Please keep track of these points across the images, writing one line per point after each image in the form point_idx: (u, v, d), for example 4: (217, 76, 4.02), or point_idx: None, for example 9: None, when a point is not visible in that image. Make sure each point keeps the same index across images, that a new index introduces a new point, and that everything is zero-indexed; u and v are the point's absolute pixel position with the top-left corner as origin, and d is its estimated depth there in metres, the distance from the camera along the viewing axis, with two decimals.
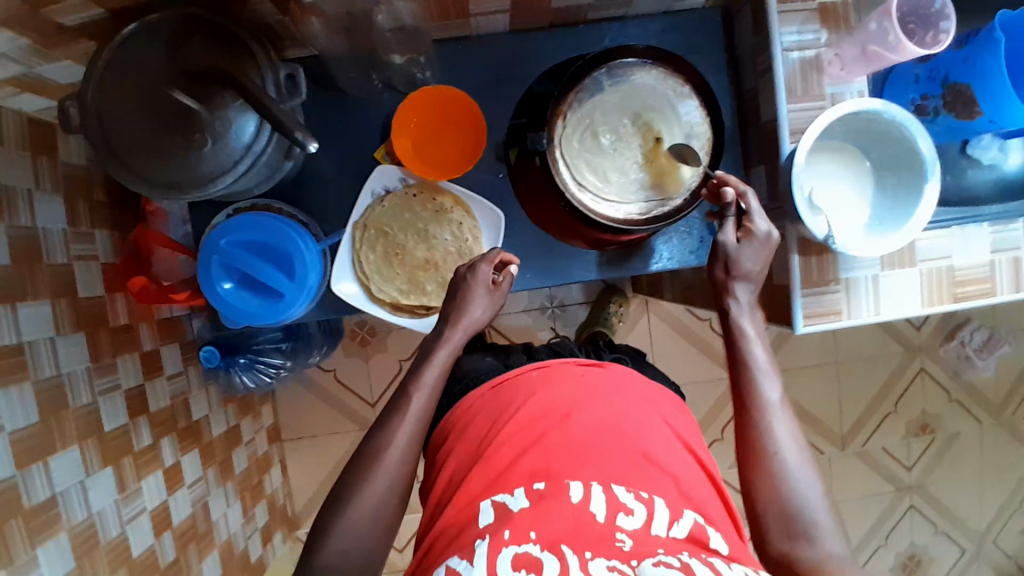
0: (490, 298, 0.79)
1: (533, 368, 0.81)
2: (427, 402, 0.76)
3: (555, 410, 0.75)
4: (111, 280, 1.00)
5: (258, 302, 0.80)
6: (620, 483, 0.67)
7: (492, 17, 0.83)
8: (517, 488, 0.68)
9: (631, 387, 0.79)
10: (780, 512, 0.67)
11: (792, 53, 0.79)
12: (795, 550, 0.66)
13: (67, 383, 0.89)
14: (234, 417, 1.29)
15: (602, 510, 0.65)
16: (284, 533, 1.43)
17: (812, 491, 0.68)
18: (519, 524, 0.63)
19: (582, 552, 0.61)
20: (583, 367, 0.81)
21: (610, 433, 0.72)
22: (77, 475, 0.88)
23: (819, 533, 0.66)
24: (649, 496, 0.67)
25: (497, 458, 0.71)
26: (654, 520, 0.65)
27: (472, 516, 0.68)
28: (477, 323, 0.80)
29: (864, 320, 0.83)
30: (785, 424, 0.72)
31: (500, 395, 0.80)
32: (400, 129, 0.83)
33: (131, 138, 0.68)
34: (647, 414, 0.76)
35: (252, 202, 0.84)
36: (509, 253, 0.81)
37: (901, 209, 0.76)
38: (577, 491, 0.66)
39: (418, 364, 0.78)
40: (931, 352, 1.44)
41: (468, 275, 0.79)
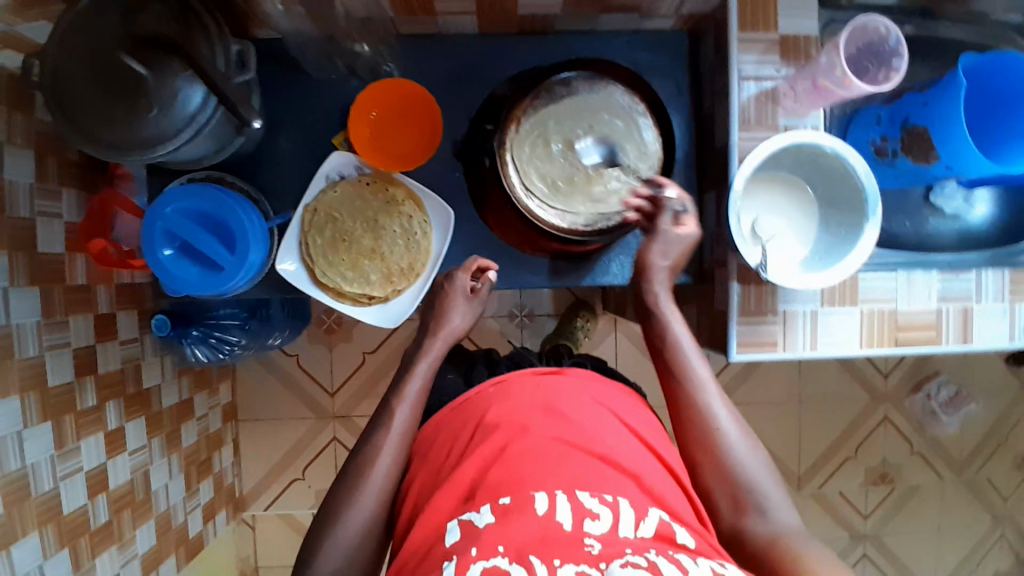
0: (469, 305, 0.84)
1: (490, 384, 0.79)
2: (409, 417, 0.77)
3: (511, 423, 0.72)
4: (73, 240, 1.02)
5: (198, 272, 0.80)
6: (583, 488, 0.64)
7: (459, 17, 0.84)
8: (482, 505, 0.64)
9: (588, 395, 0.77)
10: (729, 485, 0.70)
11: (749, 83, 0.80)
12: (747, 523, 0.69)
13: (16, 334, 0.91)
14: (188, 390, 1.30)
15: (568, 518, 0.62)
16: (228, 513, 1.44)
17: (759, 465, 0.71)
18: (486, 540, 0.60)
19: (551, 560, 0.58)
20: (539, 375, 0.80)
21: (570, 441, 0.69)
22: (15, 425, 0.90)
23: (767, 502, 0.69)
24: (613, 498, 0.64)
25: (463, 476, 0.69)
26: (620, 522, 0.62)
27: (439, 536, 0.65)
28: (456, 331, 0.84)
29: (800, 354, 0.81)
30: (723, 401, 0.74)
31: (460, 415, 0.78)
32: (359, 119, 0.84)
33: (79, 99, 0.69)
34: (609, 423, 0.74)
35: (205, 173, 0.85)
36: (487, 260, 0.87)
37: (838, 247, 0.76)
38: (541, 501, 0.63)
39: (400, 377, 0.81)
40: (896, 403, 1.41)
41: (448, 283, 0.85)
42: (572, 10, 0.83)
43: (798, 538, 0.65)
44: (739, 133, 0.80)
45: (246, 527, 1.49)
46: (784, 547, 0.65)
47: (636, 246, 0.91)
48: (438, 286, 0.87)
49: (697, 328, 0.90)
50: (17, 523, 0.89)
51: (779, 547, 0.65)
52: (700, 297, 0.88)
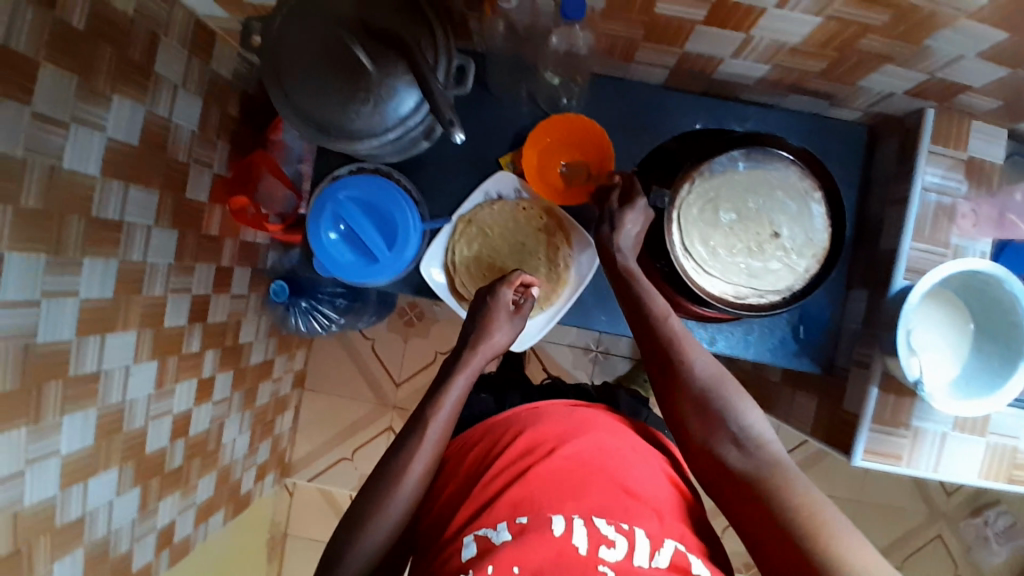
0: (511, 321, 0.81)
1: (523, 407, 0.80)
2: (446, 422, 0.72)
3: (539, 445, 0.73)
4: (216, 192, 1.04)
5: (352, 259, 0.82)
6: (602, 516, 0.65)
7: (653, 68, 0.85)
8: (499, 522, 0.65)
9: (614, 425, 0.78)
10: (705, 419, 0.68)
11: (930, 194, 0.79)
12: (730, 461, 0.66)
13: (148, 271, 0.93)
14: (273, 351, 1.32)
15: (584, 543, 0.63)
16: (275, 476, 1.46)
17: (740, 396, 0.69)
18: (501, 558, 0.61)
19: None
20: (571, 406, 0.81)
21: (598, 471, 0.70)
22: (124, 360, 0.91)
23: (751, 438, 0.66)
24: (630, 527, 0.65)
25: (484, 492, 0.69)
26: (636, 552, 0.63)
27: (455, 549, 0.65)
28: (496, 348, 0.80)
29: (921, 472, 0.81)
30: (700, 354, 0.71)
31: (491, 432, 0.79)
32: (534, 142, 0.88)
33: (301, 76, 0.71)
34: (630, 451, 0.74)
35: (376, 165, 0.87)
36: (529, 275, 0.83)
37: (989, 378, 0.75)
38: (558, 523, 0.64)
39: (436, 388, 0.75)
40: (952, 523, 1.39)
41: (491, 298, 0.81)
42: (767, 85, 0.84)
43: (788, 472, 0.63)
44: (912, 243, 0.79)
45: (286, 493, 1.51)
46: (770, 483, 0.63)
47: (772, 328, 0.88)
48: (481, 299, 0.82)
49: (813, 420, 0.90)
50: (102, 455, 0.90)
51: (767, 485, 0.63)
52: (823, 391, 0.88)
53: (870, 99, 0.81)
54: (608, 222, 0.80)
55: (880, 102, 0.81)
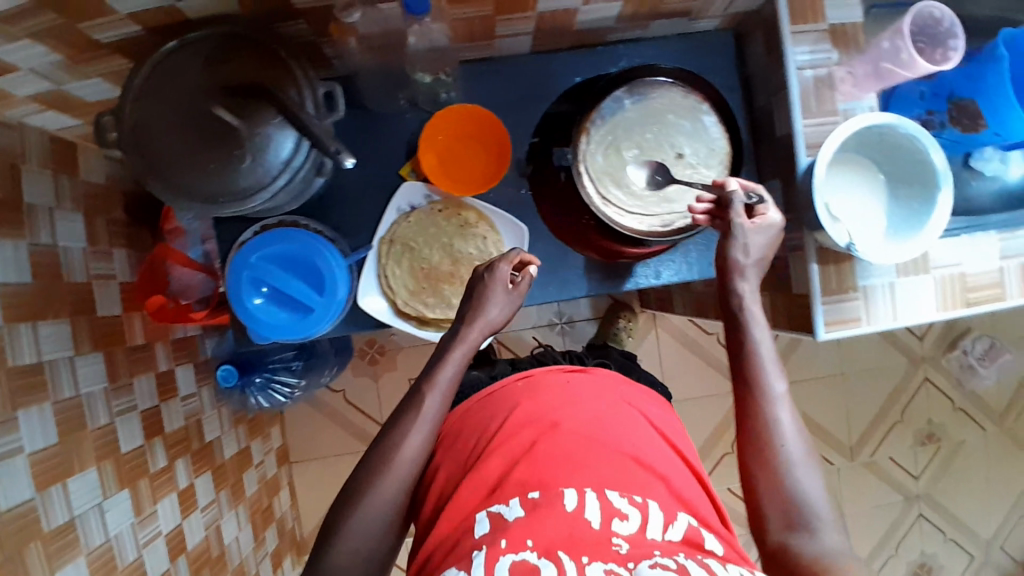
0: (508, 298, 0.78)
1: (518, 379, 0.83)
2: (442, 403, 0.74)
3: (542, 420, 0.76)
4: (130, 298, 0.99)
5: (286, 317, 0.80)
6: (614, 489, 0.68)
7: (516, 38, 0.85)
8: (511, 499, 0.68)
9: (616, 393, 0.82)
10: (784, 506, 0.68)
11: (806, 71, 0.82)
12: (796, 541, 0.66)
13: (86, 403, 0.88)
14: (245, 439, 1.28)
15: (597, 516, 0.65)
16: (292, 558, 1.40)
17: (805, 474, 0.69)
18: (515, 533, 0.63)
19: (580, 557, 0.61)
20: (565, 373, 0.84)
21: (602, 440, 0.74)
22: (94, 498, 0.86)
23: (818, 522, 0.67)
24: (642, 500, 0.68)
25: (487, 472, 0.72)
26: (649, 524, 0.66)
27: (468, 528, 0.68)
28: (493, 325, 0.78)
29: (884, 325, 0.84)
30: (788, 414, 0.72)
31: (488, 407, 0.81)
32: (427, 144, 0.85)
33: (171, 154, 0.69)
34: (624, 413, 0.79)
35: (279, 218, 0.84)
36: (528, 253, 0.80)
37: (914, 218, 0.79)
38: (570, 498, 0.66)
39: (433, 363, 0.77)
40: (934, 362, 1.46)
41: (488, 274, 0.78)
42: (625, 21, 0.85)
43: (847, 566, 0.63)
44: (803, 120, 0.83)
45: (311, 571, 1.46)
46: (830, 574, 0.63)
47: (706, 243, 0.94)
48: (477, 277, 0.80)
49: (772, 314, 0.93)
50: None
51: (823, 570, 0.63)
52: (772, 283, 0.92)
53: (722, 3, 0.83)
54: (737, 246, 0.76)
55: (733, 3, 0.84)
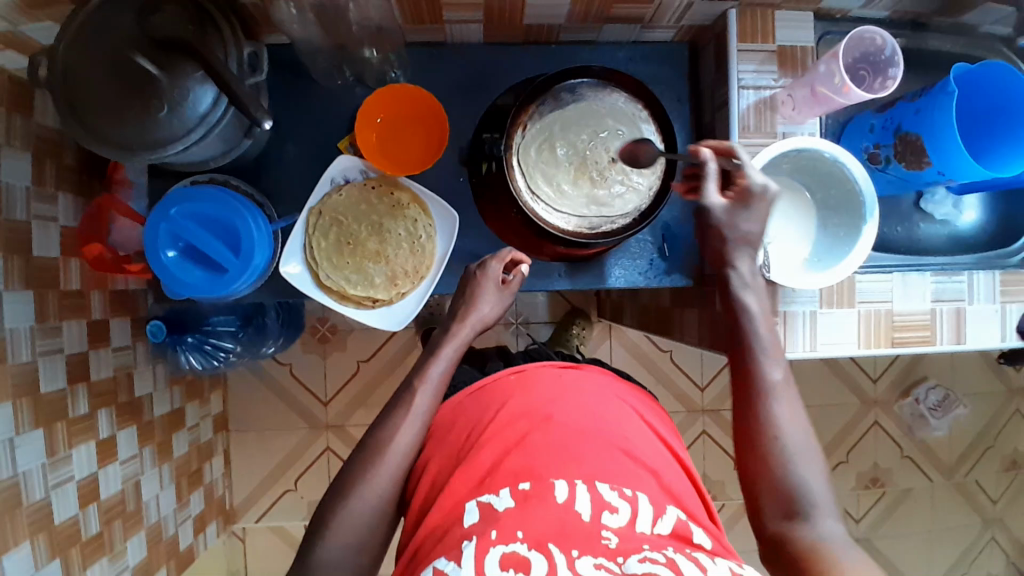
0: (500, 294, 0.83)
1: (510, 372, 0.80)
2: (433, 397, 0.76)
3: (534, 411, 0.74)
4: (68, 244, 1.00)
5: (201, 274, 0.80)
6: (605, 482, 0.67)
7: (466, 26, 0.85)
8: (501, 489, 0.67)
9: (612, 390, 0.80)
10: (777, 493, 0.67)
11: (748, 91, 0.83)
12: (794, 529, 0.65)
13: (9, 340, 0.88)
14: (180, 400, 1.28)
15: (588, 509, 0.65)
16: (218, 525, 1.41)
17: (810, 470, 0.68)
18: (505, 524, 0.63)
19: (569, 551, 0.61)
20: (558, 368, 0.81)
21: (595, 434, 0.72)
22: (6, 432, 0.86)
23: (816, 514, 0.65)
24: (632, 493, 0.67)
25: (480, 461, 0.70)
26: (638, 518, 0.66)
27: (457, 517, 0.67)
28: (486, 320, 0.83)
29: (799, 354, 0.83)
30: (786, 405, 0.70)
31: (479, 400, 0.78)
32: (365, 124, 0.86)
33: (93, 99, 0.70)
34: (619, 408, 0.77)
35: (210, 175, 0.85)
36: (520, 253, 0.86)
37: (837, 248, 0.79)
38: (561, 491, 0.66)
39: (425, 360, 0.80)
40: (886, 407, 1.44)
41: (480, 272, 0.84)
42: (577, 20, 0.85)
43: (845, 549, 0.63)
44: (739, 139, 0.83)
45: (237, 540, 1.47)
46: (827, 557, 0.62)
47: (641, 251, 0.92)
48: (469, 275, 0.84)
49: (699, 331, 0.93)
50: (8, 533, 0.85)
51: (823, 557, 0.62)
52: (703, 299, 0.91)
53: (675, 14, 0.83)
54: (719, 231, 0.74)
55: (686, 15, 0.84)
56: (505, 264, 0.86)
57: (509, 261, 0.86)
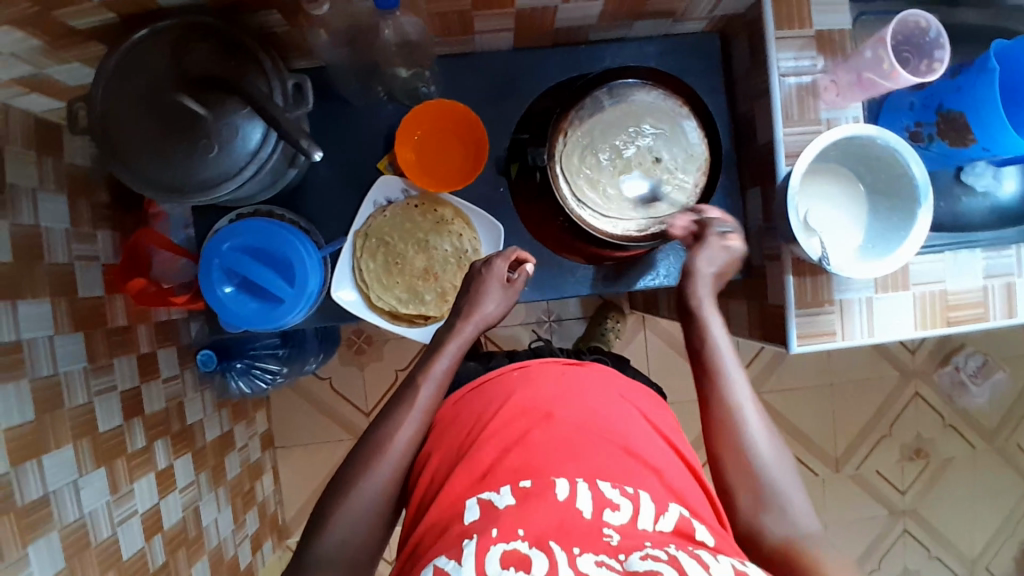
0: (504, 292, 0.83)
1: (514, 368, 0.81)
2: (435, 393, 0.77)
3: (537, 409, 0.74)
4: (111, 282, 1.00)
5: (257, 307, 0.81)
6: (606, 480, 0.66)
7: (497, 34, 0.85)
8: (502, 487, 0.66)
9: (612, 388, 0.80)
10: (750, 486, 0.69)
11: (789, 78, 0.82)
12: (764, 524, 0.68)
13: (64, 382, 0.88)
14: (228, 422, 1.29)
15: (589, 507, 0.62)
16: (273, 541, 1.43)
17: (778, 462, 0.71)
18: (506, 522, 0.60)
19: (571, 549, 0.57)
20: (563, 365, 0.82)
21: (596, 429, 0.72)
22: (70, 475, 0.86)
23: (792, 508, 0.68)
24: (634, 491, 0.65)
25: (482, 457, 0.70)
26: (640, 515, 0.63)
27: (457, 515, 0.65)
28: (490, 318, 0.83)
29: (857, 341, 0.84)
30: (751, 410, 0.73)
31: (482, 396, 0.79)
32: (403, 141, 0.86)
33: (140, 141, 0.70)
34: (626, 409, 0.77)
35: (254, 208, 0.86)
36: (524, 252, 0.86)
37: (892, 234, 0.78)
38: (562, 488, 0.64)
39: (428, 357, 0.81)
40: (925, 377, 1.44)
41: (485, 270, 0.83)
42: (609, 20, 0.85)
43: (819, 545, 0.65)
44: (783, 129, 0.82)
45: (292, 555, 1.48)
46: (803, 555, 0.64)
47: None
48: (474, 273, 0.84)
49: (749, 323, 0.93)
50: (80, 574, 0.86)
51: (801, 553, 0.65)
52: (751, 291, 0.92)
53: (707, 6, 0.83)
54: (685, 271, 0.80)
55: (718, 6, 0.83)
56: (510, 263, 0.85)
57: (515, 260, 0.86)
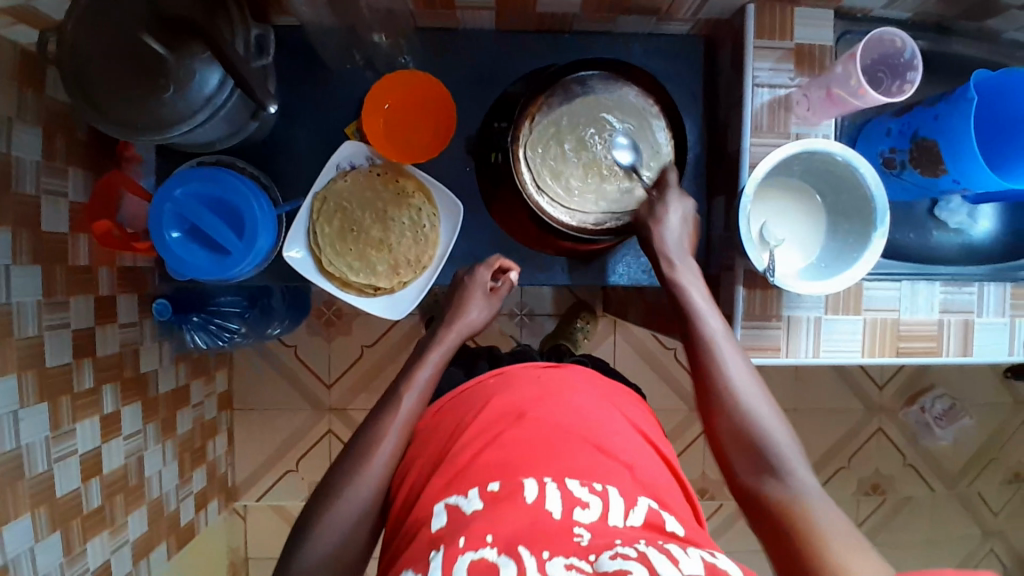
0: (487, 300, 0.86)
1: (489, 377, 0.79)
2: (417, 402, 0.77)
3: (509, 410, 0.72)
4: (77, 220, 0.99)
5: (205, 257, 0.81)
6: (575, 477, 0.64)
7: (478, 14, 0.84)
8: (471, 489, 0.64)
9: (589, 388, 0.78)
10: (740, 443, 0.68)
11: (762, 90, 0.81)
12: (760, 481, 0.66)
13: (15, 313, 0.87)
14: (185, 377, 1.29)
15: (558, 507, 0.61)
16: (219, 502, 1.43)
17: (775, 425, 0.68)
18: (474, 528, 0.59)
19: (541, 552, 0.56)
20: (541, 368, 0.80)
21: (572, 428, 0.69)
22: (11, 405, 0.86)
23: (787, 469, 0.65)
24: (603, 488, 0.64)
25: (453, 460, 0.68)
26: (610, 512, 0.62)
27: (426, 519, 0.64)
28: (474, 325, 0.85)
29: (802, 360, 0.83)
30: (736, 363, 0.72)
31: (462, 401, 0.77)
32: (371, 112, 0.84)
33: (99, 74, 0.70)
34: (601, 407, 0.75)
35: (217, 157, 0.86)
36: (508, 260, 0.89)
37: (845, 257, 0.77)
38: (530, 490, 0.62)
39: (411, 366, 0.81)
40: (891, 414, 1.43)
41: (469, 278, 0.87)
42: (592, 12, 0.84)
43: (813, 497, 0.63)
44: (751, 139, 0.82)
45: (238, 517, 1.48)
46: (794, 511, 0.62)
47: None
48: (459, 281, 0.88)
49: None
50: (9, 505, 0.86)
51: (794, 511, 0.62)
52: None
53: (691, 8, 0.82)
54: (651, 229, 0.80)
55: (703, 9, 0.83)
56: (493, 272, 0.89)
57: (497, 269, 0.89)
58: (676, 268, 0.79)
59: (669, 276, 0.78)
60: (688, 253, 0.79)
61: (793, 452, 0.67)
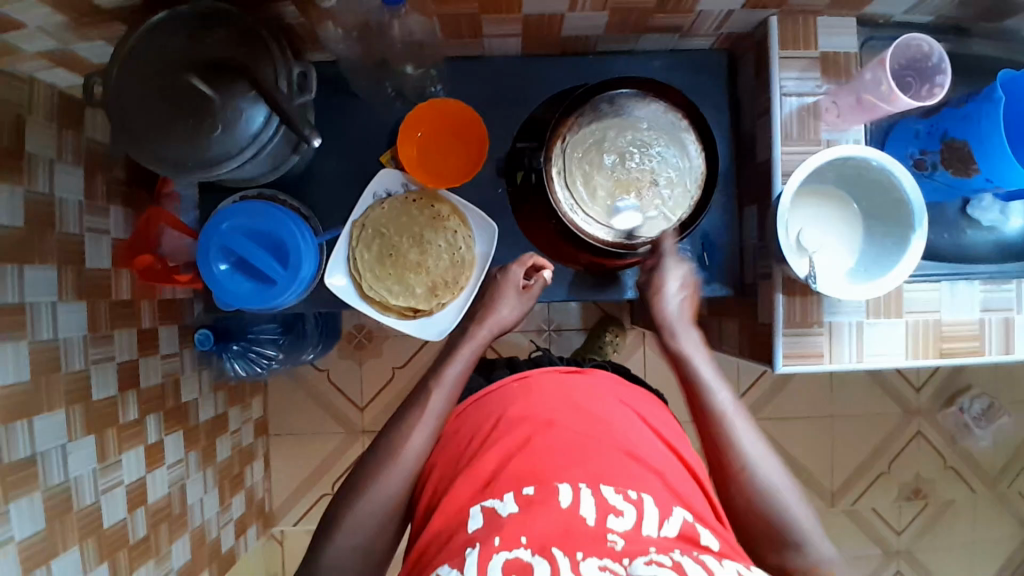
0: (520, 299, 0.85)
1: (514, 380, 0.79)
2: (448, 399, 0.77)
3: (538, 417, 0.73)
4: (119, 256, 1.01)
5: (251, 287, 0.82)
6: (608, 484, 0.64)
7: (504, 39, 0.86)
8: (505, 493, 0.65)
9: (615, 397, 0.78)
10: (748, 506, 0.71)
11: (790, 99, 0.82)
12: (783, 557, 0.69)
13: (62, 348, 0.89)
14: (223, 405, 1.31)
15: (592, 513, 0.61)
16: (258, 528, 1.44)
17: (789, 495, 0.70)
18: (509, 530, 0.60)
19: (574, 554, 0.57)
20: (564, 374, 0.80)
21: (598, 438, 0.70)
22: (59, 439, 0.88)
23: (804, 536, 0.69)
24: (637, 496, 0.64)
25: (484, 464, 0.69)
26: (644, 520, 0.62)
27: (461, 522, 0.65)
28: (505, 323, 0.85)
29: (845, 366, 0.83)
30: (743, 426, 0.74)
31: (487, 408, 0.77)
32: (406, 137, 0.87)
33: (148, 117, 0.72)
34: (627, 417, 0.75)
35: (256, 191, 0.89)
36: (541, 259, 0.89)
37: (886, 259, 0.78)
38: (565, 494, 0.63)
39: (442, 361, 0.80)
40: (929, 416, 1.41)
41: (502, 275, 0.87)
42: (616, 32, 0.86)
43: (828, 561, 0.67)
44: (782, 148, 0.82)
45: (276, 543, 1.49)
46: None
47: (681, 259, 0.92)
48: (492, 279, 0.88)
49: (739, 341, 0.93)
50: (58, 538, 0.87)
51: None
52: (742, 309, 0.92)
53: (714, 23, 0.83)
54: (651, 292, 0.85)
55: (725, 24, 0.84)
56: (527, 270, 0.89)
57: (531, 267, 0.89)
58: (679, 338, 0.82)
59: (672, 349, 0.81)
60: (690, 323, 0.83)
61: (806, 514, 0.70)
